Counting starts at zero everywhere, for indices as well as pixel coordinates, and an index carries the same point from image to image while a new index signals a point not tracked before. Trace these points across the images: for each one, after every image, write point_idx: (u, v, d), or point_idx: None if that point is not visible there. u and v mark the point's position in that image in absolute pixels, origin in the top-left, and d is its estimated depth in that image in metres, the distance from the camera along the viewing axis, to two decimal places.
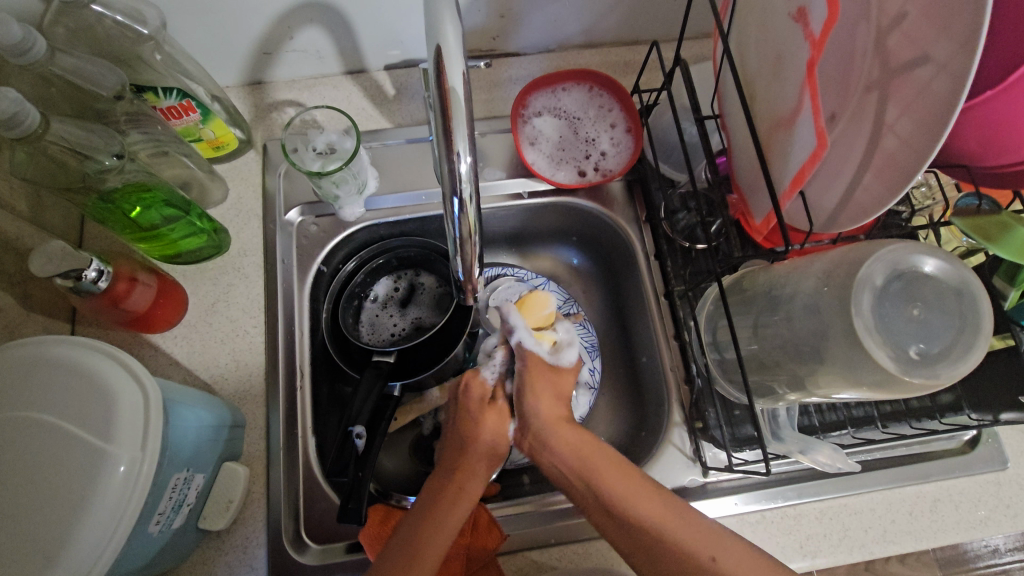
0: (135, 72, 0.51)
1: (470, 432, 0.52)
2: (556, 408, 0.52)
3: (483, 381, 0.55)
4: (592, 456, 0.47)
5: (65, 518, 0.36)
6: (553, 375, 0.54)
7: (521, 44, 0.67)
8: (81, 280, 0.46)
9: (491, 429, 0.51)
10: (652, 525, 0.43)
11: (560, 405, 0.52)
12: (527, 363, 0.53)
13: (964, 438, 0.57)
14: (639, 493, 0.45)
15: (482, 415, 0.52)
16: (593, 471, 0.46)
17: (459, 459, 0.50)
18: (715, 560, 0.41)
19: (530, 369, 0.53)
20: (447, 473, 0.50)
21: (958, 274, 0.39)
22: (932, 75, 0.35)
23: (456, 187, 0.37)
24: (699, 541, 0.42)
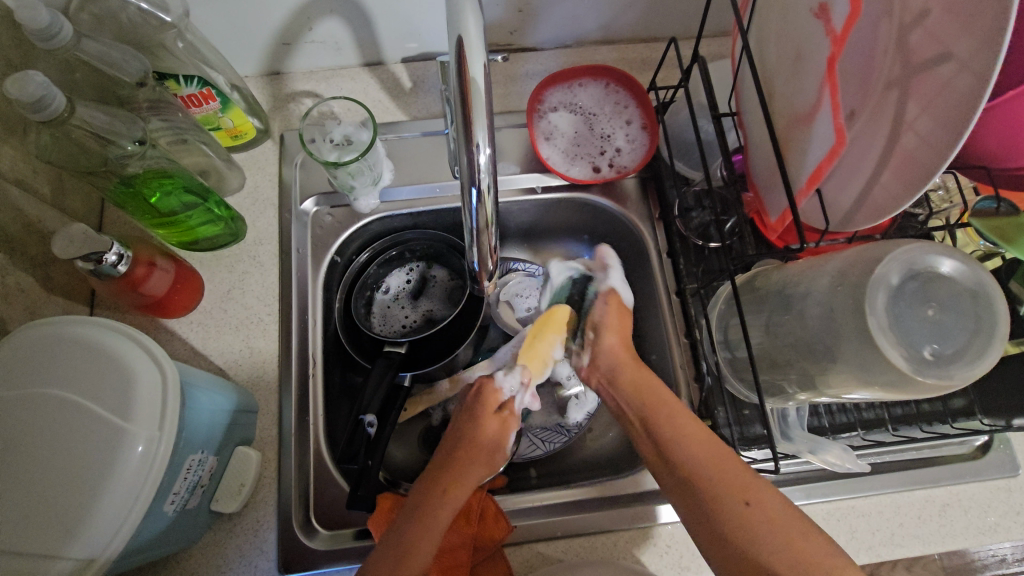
0: (158, 59, 0.52)
1: (467, 437, 0.55)
2: (636, 370, 0.54)
3: (497, 390, 0.59)
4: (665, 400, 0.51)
5: (85, 493, 0.37)
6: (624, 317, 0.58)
7: (537, 39, 0.67)
8: (101, 263, 0.47)
9: (489, 435, 0.55)
10: (710, 454, 0.45)
11: (640, 360, 0.55)
12: (607, 301, 0.59)
13: (975, 443, 0.57)
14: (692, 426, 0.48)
15: (482, 420, 0.56)
16: (643, 401, 0.51)
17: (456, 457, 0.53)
18: (745, 505, 0.42)
19: (610, 305, 0.58)
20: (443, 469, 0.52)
21: (973, 276, 0.39)
22: (954, 73, 0.34)
23: (475, 178, 0.38)
24: (734, 492, 0.43)
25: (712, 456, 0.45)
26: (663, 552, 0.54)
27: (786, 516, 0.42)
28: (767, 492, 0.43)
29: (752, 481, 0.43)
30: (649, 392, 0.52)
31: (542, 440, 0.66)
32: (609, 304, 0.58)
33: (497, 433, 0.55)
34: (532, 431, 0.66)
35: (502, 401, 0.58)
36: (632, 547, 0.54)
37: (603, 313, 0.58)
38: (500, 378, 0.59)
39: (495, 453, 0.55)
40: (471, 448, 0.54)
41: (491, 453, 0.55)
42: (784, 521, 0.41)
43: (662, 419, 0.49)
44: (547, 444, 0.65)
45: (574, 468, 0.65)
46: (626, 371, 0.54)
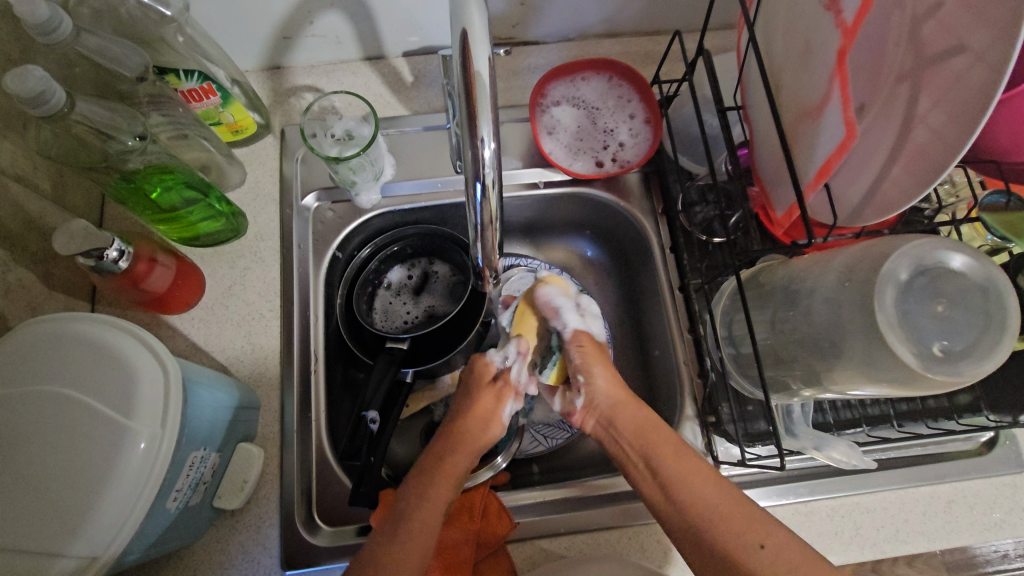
0: (159, 54, 0.51)
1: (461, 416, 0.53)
2: (636, 411, 0.50)
3: (488, 363, 0.56)
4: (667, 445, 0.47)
5: (88, 491, 0.37)
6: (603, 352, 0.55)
7: (540, 32, 0.66)
8: (102, 259, 0.47)
9: (484, 408, 0.53)
10: (722, 498, 0.43)
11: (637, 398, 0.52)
12: (580, 344, 0.54)
13: (981, 440, 0.57)
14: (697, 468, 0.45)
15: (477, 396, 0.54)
16: (646, 443, 0.48)
17: (447, 444, 0.52)
18: (762, 546, 0.41)
19: (586, 346, 0.54)
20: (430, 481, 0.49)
21: (984, 272, 0.38)
22: (968, 65, 0.34)
23: (479, 172, 0.37)
24: (741, 533, 0.41)
25: (709, 493, 0.43)
26: (667, 548, 0.54)
27: (793, 549, 0.40)
28: (774, 529, 0.42)
29: (762, 521, 0.42)
30: (648, 432, 0.49)
31: (544, 436, 0.65)
32: (583, 347, 0.54)
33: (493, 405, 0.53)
34: (534, 427, 0.66)
35: (496, 373, 0.55)
36: (636, 544, 0.54)
37: (583, 357, 0.53)
38: (498, 358, 0.56)
39: (489, 425, 0.53)
40: (463, 425, 0.52)
41: (486, 425, 0.53)
42: (793, 555, 0.40)
43: (668, 463, 0.46)
44: (549, 440, 0.65)
45: (578, 463, 0.65)
46: (625, 410, 0.50)
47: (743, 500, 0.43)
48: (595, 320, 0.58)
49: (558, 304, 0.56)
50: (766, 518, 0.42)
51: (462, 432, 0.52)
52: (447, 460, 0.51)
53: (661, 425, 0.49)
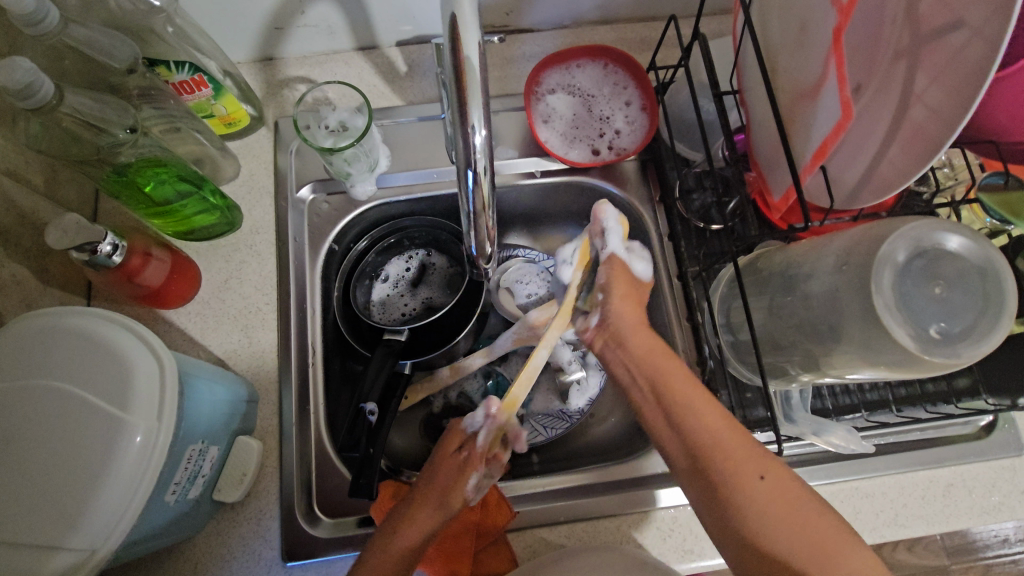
0: (148, 45, 0.51)
1: (422, 484, 0.50)
2: (645, 336, 0.46)
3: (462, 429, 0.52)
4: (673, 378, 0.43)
5: (84, 486, 0.36)
6: (635, 288, 0.50)
7: (534, 19, 0.66)
8: (96, 254, 0.47)
9: (445, 479, 0.49)
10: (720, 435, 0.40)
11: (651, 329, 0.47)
12: (613, 268, 0.50)
13: (980, 423, 0.57)
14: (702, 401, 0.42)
15: (437, 467, 0.50)
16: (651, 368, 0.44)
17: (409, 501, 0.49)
18: (762, 479, 0.39)
19: (615, 272, 0.50)
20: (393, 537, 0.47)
21: (982, 253, 0.38)
22: (965, 41, 0.33)
23: (471, 159, 0.37)
24: (741, 467, 0.39)
25: (712, 426, 0.41)
26: (666, 535, 0.54)
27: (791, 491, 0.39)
28: (771, 462, 0.40)
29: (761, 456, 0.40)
30: (657, 360, 0.45)
31: (544, 426, 0.64)
32: (612, 271, 0.50)
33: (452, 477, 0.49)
34: (534, 417, 0.65)
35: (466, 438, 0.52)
36: (636, 532, 0.54)
37: (607, 277, 0.50)
38: (467, 419, 0.52)
39: (447, 497, 0.48)
40: (423, 497, 0.49)
41: (446, 498, 0.48)
42: (788, 492, 0.39)
43: (675, 393, 0.42)
44: (549, 430, 0.64)
45: (577, 453, 0.65)
46: (636, 338, 0.46)
47: (748, 435, 0.41)
48: (643, 260, 0.52)
49: (608, 223, 0.51)
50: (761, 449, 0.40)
51: (421, 499, 0.48)
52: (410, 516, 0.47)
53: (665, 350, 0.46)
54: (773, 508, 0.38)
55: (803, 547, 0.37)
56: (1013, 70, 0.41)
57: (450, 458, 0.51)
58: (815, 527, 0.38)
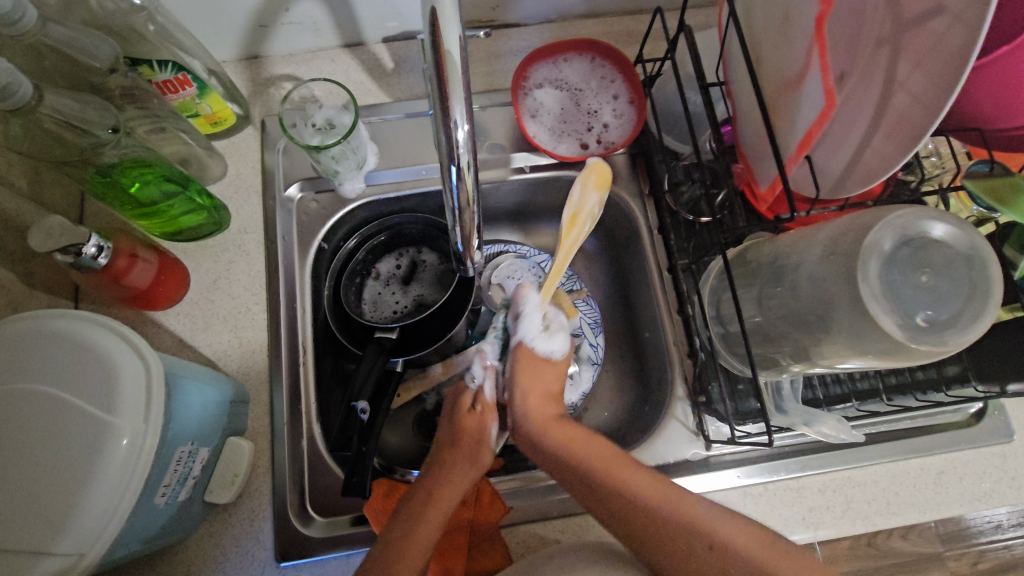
0: (129, 44, 0.50)
1: (445, 446, 0.53)
2: (560, 429, 0.48)
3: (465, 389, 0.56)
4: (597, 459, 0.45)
5: (71, 490, 0.36)
6: (552, 372, 0.53)
7: (521, 14, 0.65)
8: (81, 255, 0.46)
9: (468, 436, 0.52)
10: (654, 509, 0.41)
11: (563, 419, 0.50)
12: (518, 360, 0.53)
13: (969, 411, 0.57)
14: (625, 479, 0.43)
15: (459, 427, 0.53)
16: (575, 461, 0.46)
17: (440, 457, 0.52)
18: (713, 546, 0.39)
19: (521, 360, 0.52)
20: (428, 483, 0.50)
21: (967, 240, 0.38)
22: (947, 26, 0.33)
23: (454, 154, 0.37)
24: (687, 540, 0.40)
25: (648, 496, 0.42)
26: None
27: (734, 538, 0.39)
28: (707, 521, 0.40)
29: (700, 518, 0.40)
30: (579, 445, 0.46)
31: None
32: (517, 358, 0.53)
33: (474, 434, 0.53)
34: None
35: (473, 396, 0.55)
36: None
37: (513, 368, 0.53)
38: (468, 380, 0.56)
39: (474, 451, 0.52)
40: (451, 456, 0.51)
41: (475, 453, 0.52)
42: (735, 541, 0.39)
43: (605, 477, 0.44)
44: None
45: None
46: (552, 432, 0.48)
47: (681, 497, 0.42)
48: (558, 335, 0.54)
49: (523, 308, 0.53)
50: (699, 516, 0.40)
51: (450, 454, 0.52)
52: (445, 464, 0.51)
53: (582, 435, 0.48)
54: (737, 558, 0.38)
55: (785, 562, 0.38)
56: (993, 56, 0.41)
57: (469, 416, 0.54)
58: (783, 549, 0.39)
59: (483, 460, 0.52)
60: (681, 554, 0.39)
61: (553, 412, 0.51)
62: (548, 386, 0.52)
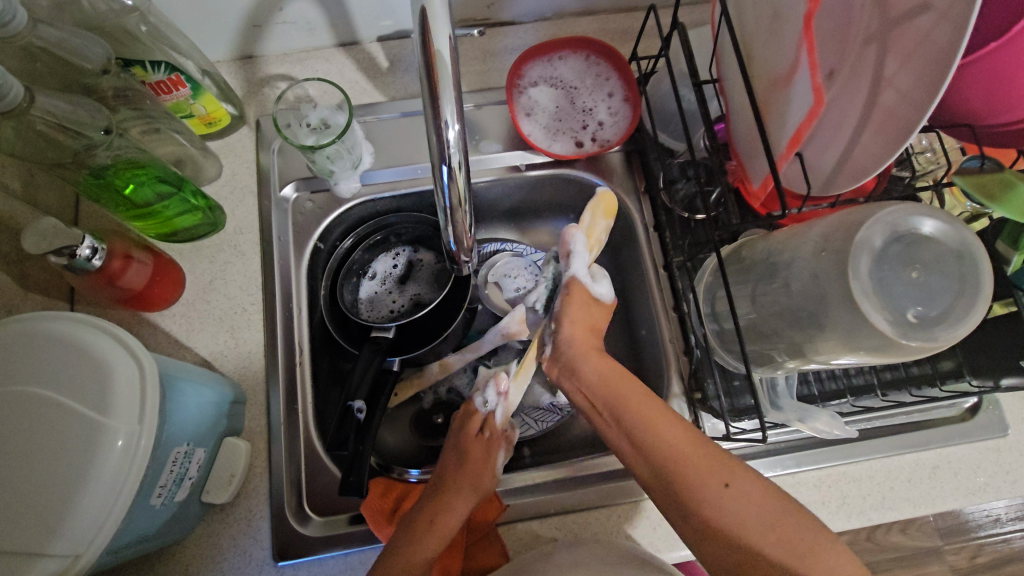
0: (122, 46, 0.50)
1: (450, 465, 0.54)
2: (598, 359, 0.48)
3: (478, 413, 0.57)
4: (629, 394, 0.45)
5: (65, 491, 0.36)
6: (599, 312, 0.52)
7: (515, 12, 0.65)
8: (75, 257, 0.46)
9: (474, 458, 0.53)
10: (679, 449, 0.42)
11: (604, 351, 0.49)
12: (572, 295, 0.51)
13: (963, 406, 0.57)
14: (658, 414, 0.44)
15: (466, 446, 0.54)
16: (612, 392, 0.46)
17: (445, 478, 0.53)
18: (728, 487, 0.40)
19: (574, 296, 0.51)
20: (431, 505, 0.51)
21: (957, 236, 0.38)
22: (933, 23, 0.33)
23: (444, 155, 0.37)
24: (707, 477, 0.41)
25: (674, 434, 0.43)
26: (656, 524, 0.55)
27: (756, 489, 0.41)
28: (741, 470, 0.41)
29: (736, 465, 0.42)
30: (615, 379, 0.46)
31: (535, 419, 0.64)
32: (569, 296, 0.51)
33: (481, 459, 0.54)
34: (524, 411, 0.65)
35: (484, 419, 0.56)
36: (624, 521, 0.55)
37: (565, 302, 0.51)
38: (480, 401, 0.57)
39: (479, 477, 0.52)
40: (456, 475, 0.53)
41: (479, 479, 0.52)
42: (753, 499, 0.40)
43: (634, 412, 0.44)
44: (540, 423, 0.64)
45: (568, 445, 0.65)
46: (590, 361, 0.48)
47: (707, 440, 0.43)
48: (603, 280, 0.53)
49: (573, 248, 0.51)
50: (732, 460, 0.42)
51: (455, 476, 0.52)
52: (450, 486, 0.52)
53: (622, 369, 0.47)
54: (745, 510, 0.40)
55: (789, 549, 0.39)
56: (976, 57, 0.41)
57: (475, 439, 0.55)
58: (790, 529, 0.39)
59: (486, 488, 0.52)
60: (698, 494, 0.41)
61: (595, 345, 0.49)
62: (595, 322, 0.51)
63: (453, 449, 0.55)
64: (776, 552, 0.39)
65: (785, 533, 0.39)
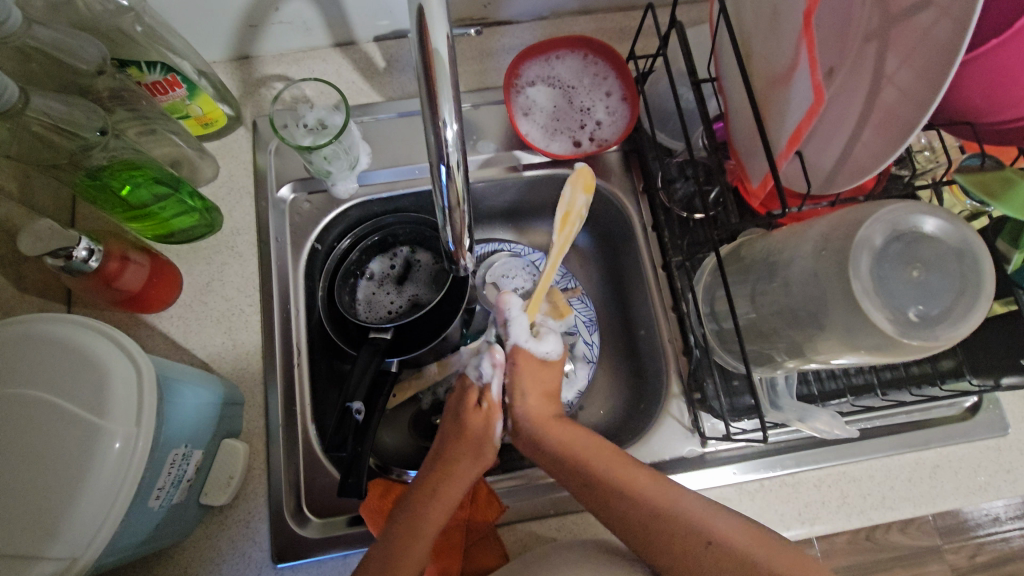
0: (118, 46, 0.50)
1: (449, 447, 0.52)
2: (556, 426, 0.51)
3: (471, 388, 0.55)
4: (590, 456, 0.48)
5: (62, 495, 0.36)
6: (547, 373, 0.55)
7: (513, 11, 0.65)
8: (71, 259, 0.46)
9: (474, 434, 0.52)
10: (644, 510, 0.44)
11: (558, 415, 0.52)
12: (516, 361, 0.54)
13: (964, 405, 0.57)
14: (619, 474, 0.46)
15: (465, 422, 0.53)
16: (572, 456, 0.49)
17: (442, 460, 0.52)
18: (710, 544, 0.42)
19: (519, 364, 0.54)
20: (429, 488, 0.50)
21: (958, 234, 0.38)
22: (934, 20, 0.33)
23: (442, 154, 0.37)
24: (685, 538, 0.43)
25: (637, 493, 0.45)
26: None
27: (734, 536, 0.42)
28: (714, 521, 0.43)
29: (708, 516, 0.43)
30: (573, 443, 0.49)
31: None
32: (515, 361, 0.54)
33: (479, 433, 0.53)
34: None
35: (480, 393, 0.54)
36: None
37: (511, 369, 0.54)
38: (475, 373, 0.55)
39: (476, 454, 0.52)
40: (454, 459, 0.52)
41: (479, 450, 0.52)
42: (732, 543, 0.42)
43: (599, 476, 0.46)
44: None
45: None
46: (548, 430, 0.51)
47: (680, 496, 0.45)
48: (549, 338, 0.56)
49: (510, 313, 0.55)
50: (702, 514, 0.44)
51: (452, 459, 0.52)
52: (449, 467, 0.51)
53: (579, 433, 0.50)
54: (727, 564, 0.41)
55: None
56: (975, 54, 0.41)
57: (474, 412, 0.53)
58: (769, 545, 0.42)
59: (485, 462, 0.52)
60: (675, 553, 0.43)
61: (550, 408, 0.53)
62: (546, 384, 0.55)
63: (450, 423, 0.54)
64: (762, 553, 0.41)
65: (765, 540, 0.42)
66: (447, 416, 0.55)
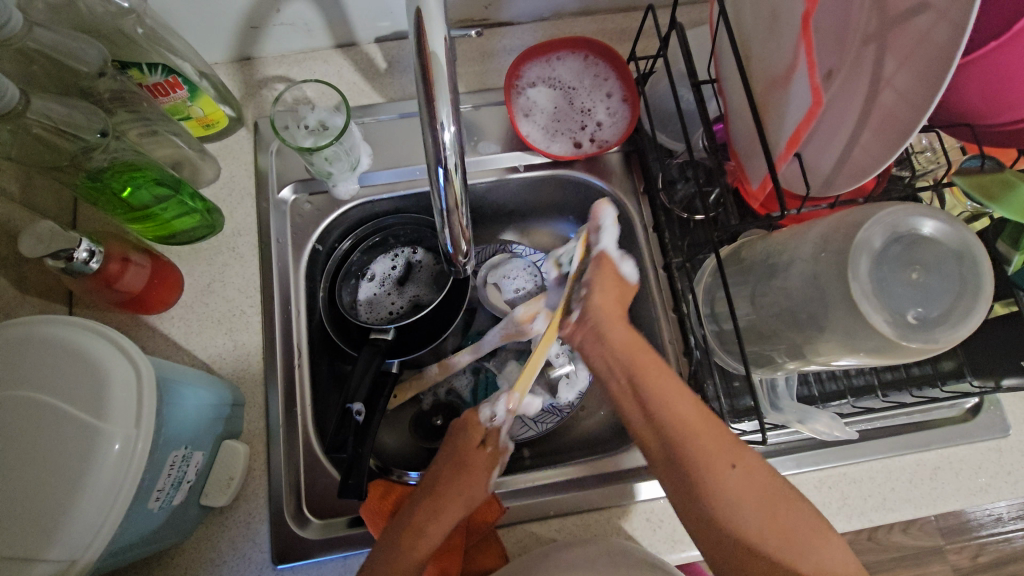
0: (119, 48, 0.50)
1: (447, 479, 0.51)
2: (621, 328, 0.47)
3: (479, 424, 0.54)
4: (646, 364, 0.45)
5: (61, 496, 0.36)
6: (626, 289, 0.50)
7: (514, 13, 0.65)
8: (72, 261, 0.46)
9: (472, 475, 0.52)
10: (684, 427, 0.42)
11: (626, 319, 0.48)
12: (602, 267, 0.50)
13: (965, 406, 0.57)
14: (670, 388, 0.43)
15: (467, 461, 0.52)
16: (631, 358, 0.45)
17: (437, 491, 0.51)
18: (734, 467, 0.41)
19: (603, 269, 0.50)
20: (419, 516, 0.49)
21: (957, 236, 0.38)
22: (932, 23, 0.33)
23: (440, 157, 0.37)
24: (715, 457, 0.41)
25: (682, 407, 0.43)
26: (656, 526, 0.54)
27: (760, 471, 0.41)
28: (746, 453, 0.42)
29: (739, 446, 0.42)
30: (636, 347, 0.46)
31: (534, 421, 0.63)
32: (597, 267, 0.50)
33: (476, 474, 0.52)
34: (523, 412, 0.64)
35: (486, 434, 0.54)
36: (624, 523, 0.54)
37: (594, 274, 0.50)
38: (485, 412, 0.55)
39: (470, 494, 0.51)
40: (448, 491, 0.51)
41: (472, 494, 0.51)
42: (757, 479, 0.41)
43: (651, 386, 0.44)
44: (539, 425, 0.63)
45: (566, 447, 0.65)
46: (614, 330, 0.47)
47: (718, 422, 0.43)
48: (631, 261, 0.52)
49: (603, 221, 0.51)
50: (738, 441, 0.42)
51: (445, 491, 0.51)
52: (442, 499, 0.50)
53: (642, 342, 0.47)
54: (744, 496, 0.40)
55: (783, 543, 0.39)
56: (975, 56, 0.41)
57: (477, 452, 0.53)
58: (788, 497, 0.41)
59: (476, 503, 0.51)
60: (702, 471, 0.41)
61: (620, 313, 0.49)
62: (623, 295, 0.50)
63: (449, 456, 0.53)
64: (770, 540, 0.39)
65: (785, 526, 0.40)
66: (448, 445, 0.54)
